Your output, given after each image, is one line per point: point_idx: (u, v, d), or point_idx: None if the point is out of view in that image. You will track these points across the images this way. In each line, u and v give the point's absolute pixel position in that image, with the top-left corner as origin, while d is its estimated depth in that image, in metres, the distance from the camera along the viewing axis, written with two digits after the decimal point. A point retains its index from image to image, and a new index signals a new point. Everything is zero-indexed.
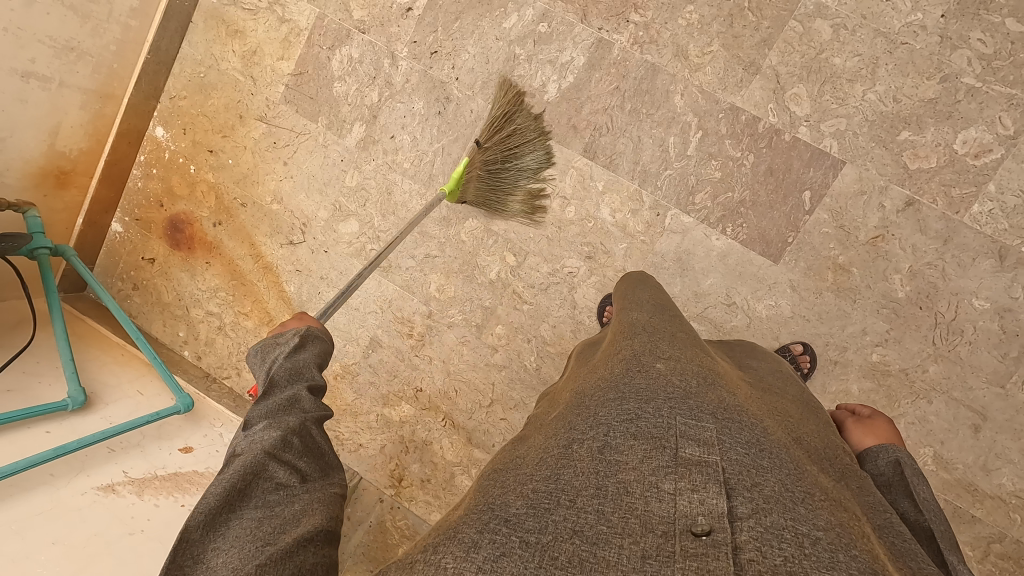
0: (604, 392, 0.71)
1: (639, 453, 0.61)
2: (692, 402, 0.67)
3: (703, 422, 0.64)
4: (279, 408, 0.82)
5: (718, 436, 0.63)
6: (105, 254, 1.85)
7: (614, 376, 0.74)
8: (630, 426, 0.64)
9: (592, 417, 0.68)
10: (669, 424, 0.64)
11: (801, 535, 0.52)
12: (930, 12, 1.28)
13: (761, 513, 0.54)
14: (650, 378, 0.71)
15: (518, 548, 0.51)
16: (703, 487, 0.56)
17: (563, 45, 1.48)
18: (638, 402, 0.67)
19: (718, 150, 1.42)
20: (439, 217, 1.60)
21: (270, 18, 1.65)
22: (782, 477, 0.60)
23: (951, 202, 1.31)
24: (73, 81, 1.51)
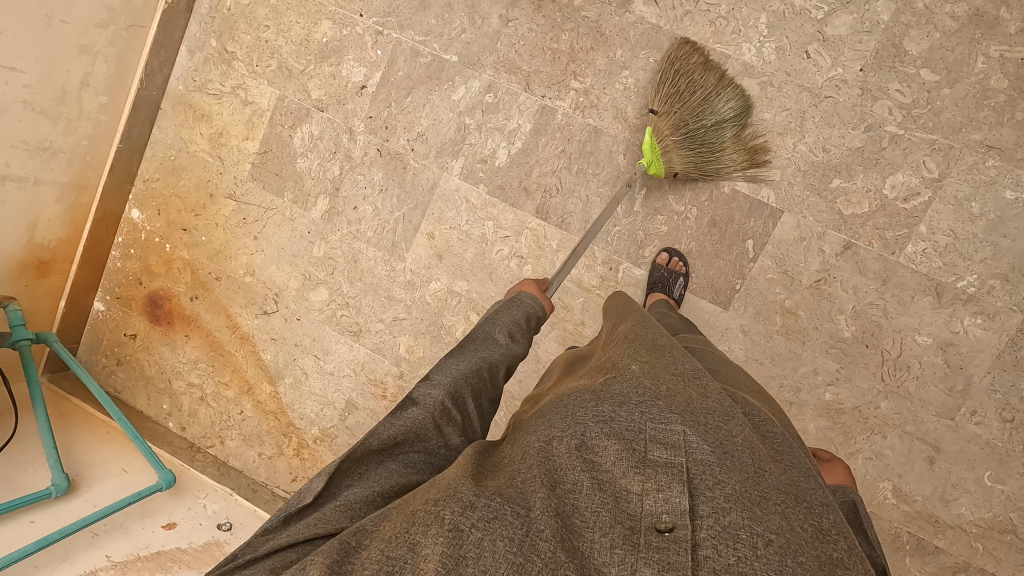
0: (583, 394, 0.74)
1: (612, 452, 0.64)
2: (663, 403, 0.70)
3: (672, 421, 0.67)
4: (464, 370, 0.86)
5: (686, 438, 0.65)
6: (89, 332, 1.91)
7: (596, 384, 0.77)
8: (604, 425, 0.68)
9: (570, 415, 0.71)
10: (639, 427, 0.67)
11: (756, 536, 0.56)
12: (849, 66, 1.35)
13: (721, 512, 0.57)
14: (625, 382, 0.74)
15: (508, 515, 0.58)
16: (667, 486, 0.60)
17: (509, 113, 1.55)
18: (613, 406, 0.70)
19: (662, 205, 1.48)
20: (404, 281, 1.66)
21: (234, 101, 1.73)
22: (744, 477, 0.63)
23: (886, 244, 1.37)
24: (48, 177, 1.59)
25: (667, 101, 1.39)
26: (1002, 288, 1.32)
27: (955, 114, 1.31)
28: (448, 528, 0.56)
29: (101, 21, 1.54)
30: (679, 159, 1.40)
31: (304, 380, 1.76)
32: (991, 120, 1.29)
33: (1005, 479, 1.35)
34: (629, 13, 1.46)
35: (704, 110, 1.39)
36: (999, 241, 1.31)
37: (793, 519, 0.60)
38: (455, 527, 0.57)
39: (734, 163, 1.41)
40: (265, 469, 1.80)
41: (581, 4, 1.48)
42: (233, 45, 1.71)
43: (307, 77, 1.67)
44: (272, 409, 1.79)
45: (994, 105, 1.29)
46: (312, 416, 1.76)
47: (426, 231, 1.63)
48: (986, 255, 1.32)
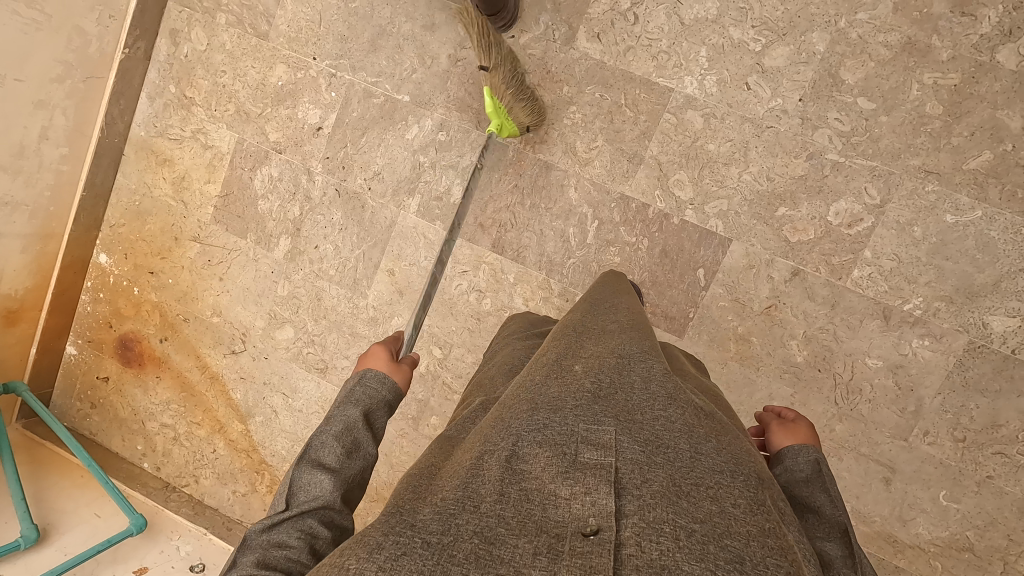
0: (518, 399, 0.69)
1: (543, 458, 0.60)
2: (598, 404, 0.67)
3: (605, 424, 0.64)
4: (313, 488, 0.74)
5: (616, 438, 0.63)
6: (62, 376, 1.93)
7: (532, 385, 0.72)
8: (536, 430, 0.63)
9: (506, 426, 0.65)
10: (571, 429, 0.63)
11: (680, 528, 0.53)
12: (789, 97, 1.37)
13: (646, 509, 0.55)
14: (564, 384, 0.70)
15: (419, 547, 0.50)
16: (595, 487, 0.57)
17: (462, 151, 1.57)
18: (547, 410, 0.65)
19: (614, 237, 1.50)
20: (367, 317, 1.68)
21: (195, 145, 1.76)
22: (673, 469, 0.61)
23: (833, 269, 1.38)
24: (10, 230, 1.62)
25: (490, 51, 1.43)
26: (948, 310, 1.33)
27: (893, 141, 1.33)
28: None
29: (57, 76, 1.58)
30: (523, 113, 1.45)
31: (273, 417, 1.77)
32: (928, 146, 1.31)
33: (960, 499, 1.36)
34: (574, 49, 1.48)
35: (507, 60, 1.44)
36: (942, 264, 1.33)
37: (724, 500, 0.59)
38: (360, 575, 0.46)
39: (542, 110, 1.49)
40: (239, 507, 1.81)
41: (527, 42, 1.51)
42: (191, 91, 1.74)
43: (265, 120, 1.70)
44: (244, 446, 1.81)
45: (931, 131, 1.31)
46: (282, 452, 1.78)
47: (386, 268, 1.65)
48: (930, 277, 1.33)
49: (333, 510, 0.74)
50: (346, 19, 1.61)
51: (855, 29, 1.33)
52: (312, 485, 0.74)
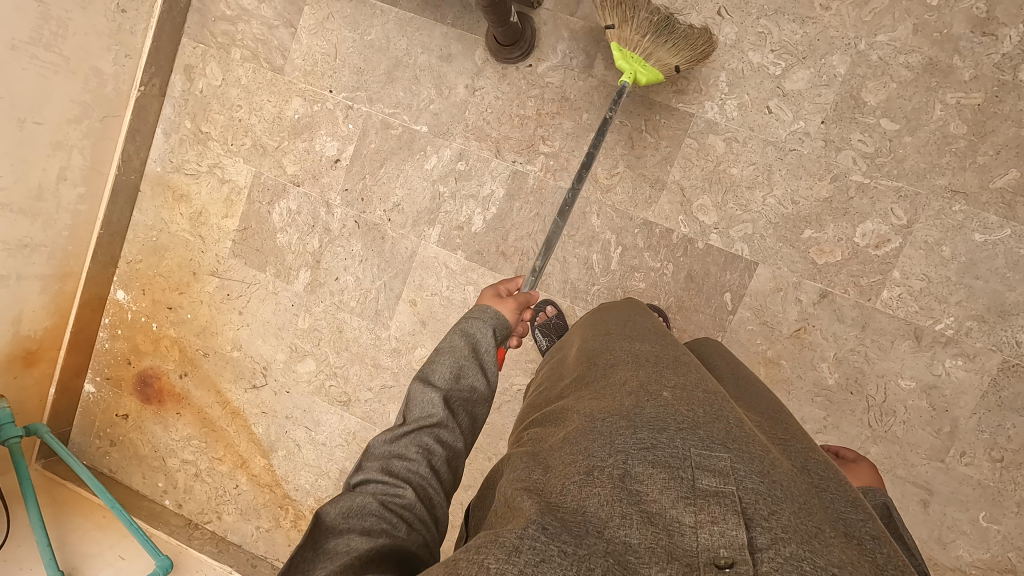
0: (615, 417, 0.64)
1: (658, 481, 0.55)
2: (703, 429, 0.61)
3: (717, 449, 0.59)
4: (401, 436, 0.75)
5: (732, 465, 0.57)
6: (81, 414, 1.91)
7: (624, 404, 0.66)
8: (647, 452, 0.58)
9: (607, 443, 0.61)
10: (683, 454, 0.58)
11: (824, 569, 0.47)
12: (811, 119, 1.37)
13: (781, 543, 0.49)
14: (661, 406, 0.64)
15: (557, 555, 0.47)
16: (722, 517, 0.51)
17: (482, 180, 1.57)
18: (651, 430, 0.61)
19: (638, 262, 1.49)
20: (389, 348, 1.66)
21: (211, 180, 1.75)
22: (797, 509, 0.55)
23: (862, 290, 1.37)
24: (30, 271, 1.62)
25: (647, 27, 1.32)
26: (980, 329, 1.32)
27: (918, 161, 1.32)
28: None
29: (74, 117, 1.59)
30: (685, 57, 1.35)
31: (296, 451, 1.75)
32: (954, 165, 1.31)
33: (1000, 519, 1.34)
34: (592, 77, 1.48)
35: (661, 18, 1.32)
36: (972, 283, 1.32)
37: (853, 552, 0.53)
38: None
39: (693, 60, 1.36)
40: (263, 543, 1.77)
41: (545, 70, 1.51)
42: (207, 125, 1.74)
43: (282, 153, 1.69)
44: (267, 481, 1.77)
45: (956, 151, 1.31)
46: (306, 487, 1.74)
47: (408, 298, 1.64)
48: (961, 296, 1.33)
49: (444, 429, 0.78)
50: (361, 51, 1.62)
51: (875, 51, 1.33)
52: (425, 403, 0.79)
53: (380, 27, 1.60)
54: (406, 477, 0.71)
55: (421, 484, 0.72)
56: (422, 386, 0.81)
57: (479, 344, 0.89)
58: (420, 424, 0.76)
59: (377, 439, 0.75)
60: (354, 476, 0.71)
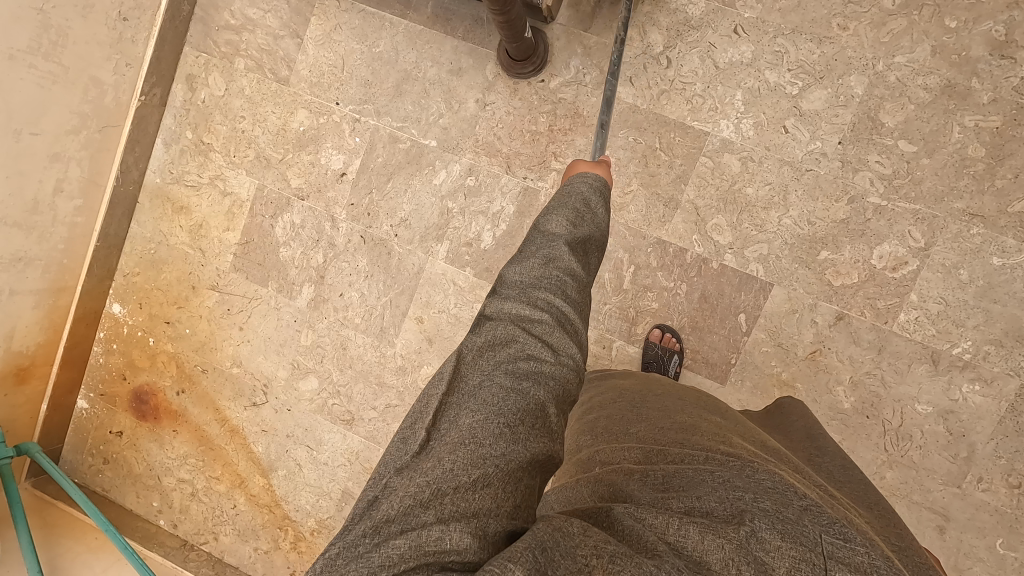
0: (730, 477, 0.62)
1: (788, 559, 0.51)
2: (831, 517, 0.57)
3: (853, 542, 0.54)
4: (530, 275, 0.76)
5: (872, 561, 0.51)
6: (73, 431, 1.85)
7: (738, 466, 0.64)
8: (776, 521, 0.54)
9: (726, 500, 0.58)
10: (813, 538, 0.53)
11: None
12: (828, 139, 1.36)
13: None
14: (779, 480, 0.61)
15: None
16: None
17: (492, 196, 1.54)
18: (775, 502, 0.57)
19: (651, 281, 1.46)
20: (395, 366, 1.62)
21: (212, 192, 1.71)
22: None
23: (878, 313, 1.36)
24: (23, 286, 1.57)
25: None
26: (997, 353, 1.31)
27: (935, 183, 1.31)
28: None
29: (72, 128, 1.54)
30: None
31: (297, 471, 1.70)
32: (972, 188, 1.30)
33: (1017, 547, 1.32)
34: (606, 93, 1.46)
35: None
36: (990, 307, 1.31)
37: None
38: None
39: None
40: (261, 565, 1.71)
41: (557, 86, 1.49)
42: (209, 136, 1.70)
43: (286, 166, 1.66)
44: (266, 501, 1.72)
45: (973, 174, 1.30)
46: (307, 508, 1.69)
47: (415, 315, 1.60)
48: (979, 320, 1.31)
49: (568, 270, 0.78)
50: (369, 64, 1.59)
51: (892, 72, 1.32)
52: (546, 247, 0.79)
53: (389, 39, 1.57)
54: (543, 308, 0.73)
55: (561, 312, 0.74)
56: (542, 237, 0.81)
57: (585, 194, 0.86)
58: (542, 261, 0.77)
59: (511, 273, 0.77)
60: (489, 305, 0.75)
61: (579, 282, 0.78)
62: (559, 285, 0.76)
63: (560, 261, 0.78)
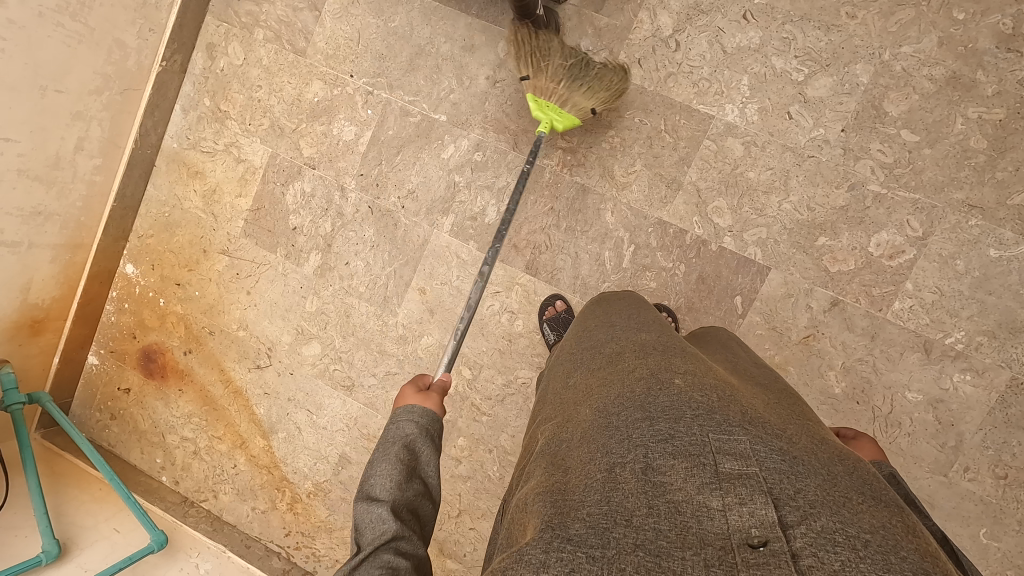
0: (631, 411, 0.71)
1: (682, 471, 0.62)
2: (719, 416, 0.68)
3: (736, 434, 0.65)
4: (368, 553, 0.75)
5: (751, 446, 0.64)
6: (82, 385, 1.91)
7: (637, 397, 0.73)
8: (667, 447, 0.65)
9: (625, 438, 0.67)
10: (703, 441, 0.64)
11: (853, 538, 0.54)
12: (831, 127, 1.37)
13: (811, 518, 0.56)
14: (673, 396, 0.71)
15: (585, 562, 0.54)
16: (750, 498, 0.57)
17: (498, 171, 1.57)
18: (667, 422, 0.68)
19: (650, 261, 1.49)
20: (396, 335, 1.66)
21: (227, 159, 1.76)
22: (820, 483, 0.62)
23: (873, 300, 1.37)
24: (43, 240, 1.61)
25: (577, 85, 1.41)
26: (990, 344, 1.32)
27: (936, 173, 1.33)
28: None
29: (95, 88, 1.58)
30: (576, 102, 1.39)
31: (297, 434, 1.74)
32: (972, 179, 1.31)
33: (1001, 537, 1.33)
34: None
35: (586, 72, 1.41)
36: (984, 298, 1.32)
37: (879, 516, 0.60)
38: None
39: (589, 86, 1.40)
40: (258, 524, 1.76)
41: None
42: (226, 104, 1.74)
43: (299, 135, 1.70)
44: (265, 462, 1.77)
45: (974, 165, 1.31)
46: (305, 470, 1.73)
47: (417, 286, 1.64)
48: (973, 311, 1.33)
49: (402, 543, 0.79)
50: (384, 38, 1.62)
51: (898, 62, 1.33)
52: (375, 522, 0.79)
53: (405, 14, 1.61)
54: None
55: None
56: (369, 506, 0.81)
57: (405, 447, 0.89)
58: (380, 541, 0.77)
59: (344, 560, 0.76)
60: None
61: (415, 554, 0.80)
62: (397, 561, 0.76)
63: (395, 537, 0.79)
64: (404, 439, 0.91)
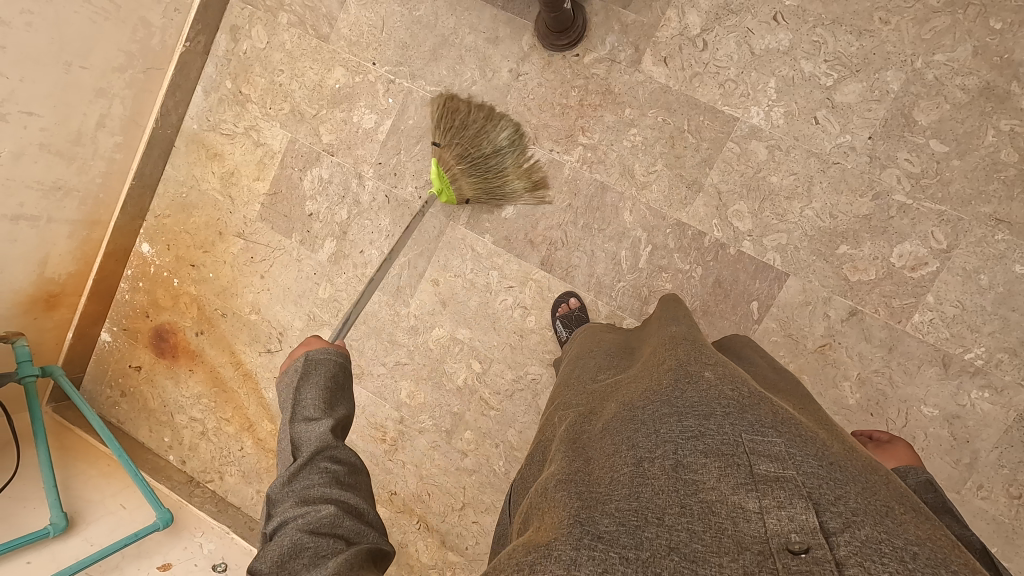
0: (660, 408, 0.72)
1: (714, 471, 0.62)
2: (751, 415, 0.67)
3: (770, 436, 0.65)
4: (305, 478, 0.86)
5: (787, 448, 0.63)
6: (95, 362, 1.92)
7: (665, 393, 0.74)
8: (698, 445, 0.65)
9: (654, 435, 0.69)
10: (736, 440, 0.64)
11: (900, 550, 0.53)
12: (858, 134, 1.35)
13: (853, 527, 0.55)
14: (702, 391, 0.72)
15: (619, 562, 0.54)
16: (789, 502, 0.57)
17: (517, 165, 1.56)
18: (697, 420, 0.68)
19: (667, 262, 1.47)
20: (408, 326, 1.66)
21: (246, 142, 1.76)
22: (859, 491, 0.61)
23: (893, 312, 1.35)
24: (61, 215, 1.62)
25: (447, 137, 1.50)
26: (1010, 362, 1.30)
27: (964, 186, 1.30)
28: None
29: (119, 65, 1.58)
30: (466, 183, 1.50)
31: None
32: (1001, 193, 1.29)
33: (1012, 558, 1.31)
34: (639, 72, 1.47)
35: (467, 130, 1.50)
36: (1007, 315, 1.30)
37: (921, 528, 0.58)
38: None
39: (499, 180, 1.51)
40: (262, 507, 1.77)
41: (591, 61, 1.50)
42: (248, 88, 1.74)
43: (319, 121, 1.69)
44: (272, 447, 1.77)
45: (1004, 179, 1.28)
46: None
47: (431, 277, 1.63)
48: (995, 328, 1.30)
49: (337, 450, 0.90)
50: (408, 27, 1.61)
51: (931, 70, 1.31)
52: (305, 438, 0.91)
53: (430, 4, 1.60)
54: (321, 478, 0.86)
55: (338, 499, 0.84)
56: (301, 426, 0.92)
57: (330, 375, 1.00)
58: (312, 454, 0.88)
59: (278, 487, 0.86)
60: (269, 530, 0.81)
61: (349, 464, 0.91)
62: (329, 478, 0.87)
63: (326, 445, 0.89)
64: (327, 369, 1.01)
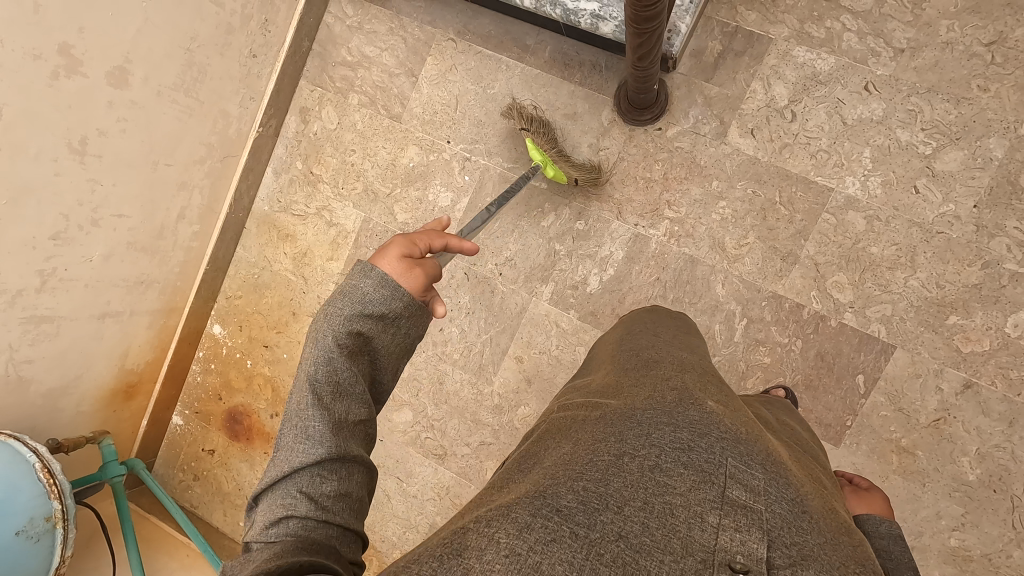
0: (659, 413, 0.67)
1: (689, 482, 0.59)
2: (744, 447, 0.64)
3: (753, 469, 0.62)
4: (332, 434, 0.77)
5: (766, 486, 0.61)
6: (166, 445, 1.90)
7: (666, 402, 0.69)
8: (681, 454, 0.61)
9: (643, 433, 0.64)
10: (720, 462, 0.61)
11: None
12: (962, 203, 1.32)
13: (799, 568, 0.53)
14: (705, 415, 0.67)
15: (568, 536, 0.51)
16: (746, 528, 0.55)
17: (601, 240, 1.54)
18: (690, 434, 0.64)
19: (764, 336, 1.44)
20: (492, 405, 1.62)
21: (319, 222, 1.75)
22: (823, 540, 0.58)
23: (1011, 384, 1.31)
24: (142, 307, 1.62)
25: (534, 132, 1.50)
26: None
27: None
28: (505, 554, 0.48)
29: (199, 157, 1.60)
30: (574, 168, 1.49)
31: (385, 502, 1.70)
32: None
33: None
34: (725, 143, 1.45)
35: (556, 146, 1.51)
36: None
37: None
38: (512, 553, 0.49)
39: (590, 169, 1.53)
40: None
41: (674, 134, 1.48)
42: (319, 168, 1.74)
43: (393, 200, 1.69)
44: None
45: None
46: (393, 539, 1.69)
47: (514, 354, 1.60)
48: None
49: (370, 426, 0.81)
50: (483, 104, 1.61)
51: None
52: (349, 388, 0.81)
53: (505, 81, 1.59)
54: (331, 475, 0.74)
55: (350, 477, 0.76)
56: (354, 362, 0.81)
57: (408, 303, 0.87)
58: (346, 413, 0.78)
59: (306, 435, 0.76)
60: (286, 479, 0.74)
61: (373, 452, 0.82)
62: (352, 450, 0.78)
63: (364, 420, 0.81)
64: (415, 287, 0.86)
